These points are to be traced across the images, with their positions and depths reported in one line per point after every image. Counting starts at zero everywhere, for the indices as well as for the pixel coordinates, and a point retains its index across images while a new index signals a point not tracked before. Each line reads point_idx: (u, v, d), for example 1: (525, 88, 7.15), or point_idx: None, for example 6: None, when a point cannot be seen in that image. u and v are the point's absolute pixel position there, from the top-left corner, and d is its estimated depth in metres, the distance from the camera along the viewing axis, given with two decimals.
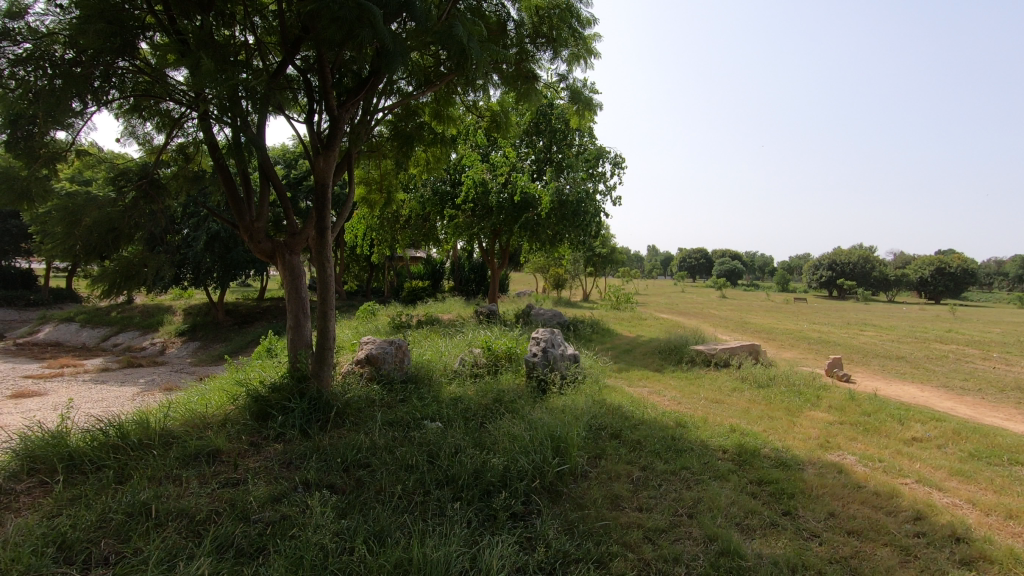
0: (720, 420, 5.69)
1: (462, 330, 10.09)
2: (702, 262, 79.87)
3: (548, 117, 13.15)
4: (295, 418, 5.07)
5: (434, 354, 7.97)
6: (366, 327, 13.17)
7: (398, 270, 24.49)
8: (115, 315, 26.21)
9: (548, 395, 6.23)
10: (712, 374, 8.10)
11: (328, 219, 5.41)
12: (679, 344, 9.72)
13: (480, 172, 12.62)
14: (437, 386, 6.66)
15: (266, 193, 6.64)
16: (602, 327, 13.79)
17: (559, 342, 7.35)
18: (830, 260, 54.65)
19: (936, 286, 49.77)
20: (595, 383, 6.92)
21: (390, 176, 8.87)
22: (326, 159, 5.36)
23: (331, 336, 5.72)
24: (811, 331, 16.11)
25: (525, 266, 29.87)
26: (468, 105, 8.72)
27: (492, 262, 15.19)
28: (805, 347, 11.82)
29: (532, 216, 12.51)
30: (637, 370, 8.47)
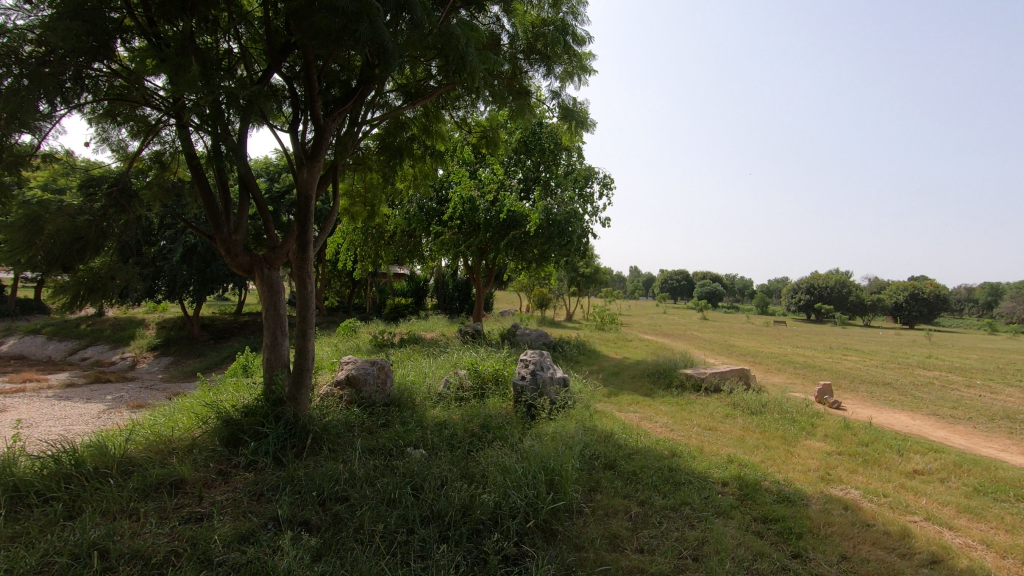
0: (716, 449, 5.49)
1: (446, 350, 9.78)
2: (684, 283, 80.59)
3: (537, 136, 13.07)
4: (268, 445, 4.72)
5: (417, 376, 7.67)
6: (347, 345, 12.78)
7: (380, 287, 24.08)
8: (84, 327, 25.29)
9: (537, 421, 5.96)
10: (703, 399, 7.91)
11: (310, 233, 5.14)
12: (668, 368, 9.55)
13: (467, 189, 12.44)
14: (420, 410, 6.36)
15: (246, 205, 6.34)
16: (588, 348, 13.59)
17: (548, 365, 7.10)
18: (809, 284, 55.47)
19: (911, 311, 50.75)
20: (585, 409, 6.67)
21: (376, 191, 8.62)
22: (310, 170, 5.10)
23: (310, 357, 5.39)
24: (795, 355, 16.09)
25: (510, 285, 29.68)
26: (458, 121, 8.55)
27: (477, 281, 14.95)
28: (792, 372, 11.74)
29: (519, 235, 12.34)
30: (626, 394, 8.26)
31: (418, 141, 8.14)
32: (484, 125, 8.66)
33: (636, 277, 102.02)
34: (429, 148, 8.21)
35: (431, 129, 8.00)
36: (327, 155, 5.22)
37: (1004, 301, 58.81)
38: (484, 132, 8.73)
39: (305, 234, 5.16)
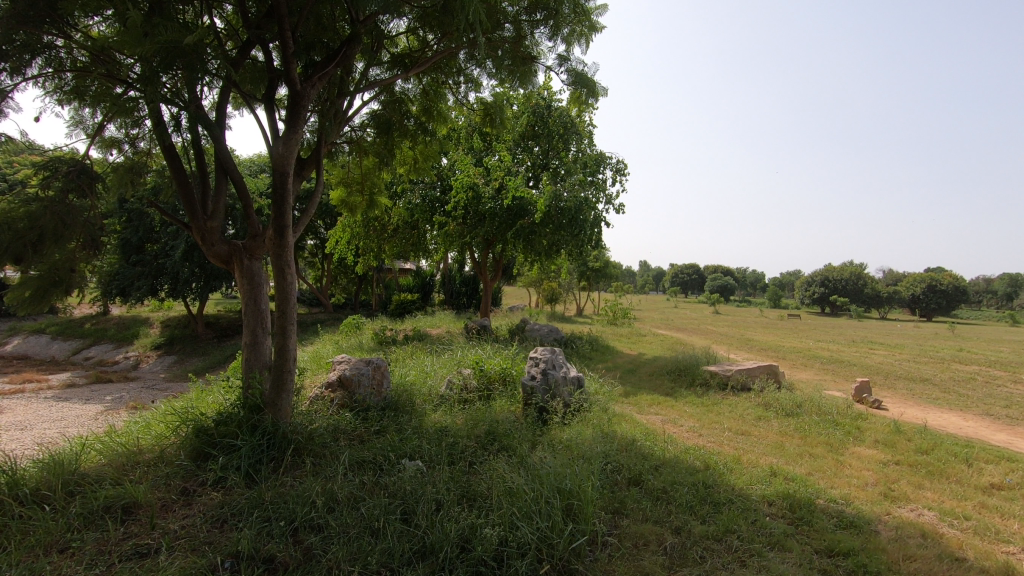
0: (755, 459, 4.81)
1: (451, 348, 9.14)
2: (695, 277, 79.46)
3: (544, 120, 12.39)
4: (241, 459, 4.13)
5: (418, 376, 7.04)
6: (348, 343, 12.16)
7: (386, 283, 23.50)
8: (89, 327, 24.96)
9: (550, 428, 5.30)
10: (731, 400, 7.20)
11: (288, 215, 4.50)
12: (689, 364, 8.86)
13: (471, 176, 11.76)
14: (419, 414, 5.73)
15: (223, 187, 5.69)
16: (601, 344, 12.90)
17: (561, 363, 6.42)
18: (823, 276, 54.24)
19: (928, 303, 49.51)
20: (603, 413, 5.98)
21: (373, 178, 7.94)
22: (286, 145, 4.47)
23: (292, 358, 4.76)
24: (818, 350, 15.32)
25: (518, 279, 29.01)
26: (459, 102, 7.86)
27: (483, 274, 14.32)
28: (820, 368, 10.99)
29: (527, 224, 11.65)
30: (645, 394, 7.61)
31: (416, 125, 7.45)
32: (488, 103, 7.91)
33: (646, 271, 100.63)
34: (428, 132, 7.53)
35: (431, 110, 7.32)
36: (305, 128, 4.58)
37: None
38: (487, 112, 8.00)
39: (284, 218, 4.51)
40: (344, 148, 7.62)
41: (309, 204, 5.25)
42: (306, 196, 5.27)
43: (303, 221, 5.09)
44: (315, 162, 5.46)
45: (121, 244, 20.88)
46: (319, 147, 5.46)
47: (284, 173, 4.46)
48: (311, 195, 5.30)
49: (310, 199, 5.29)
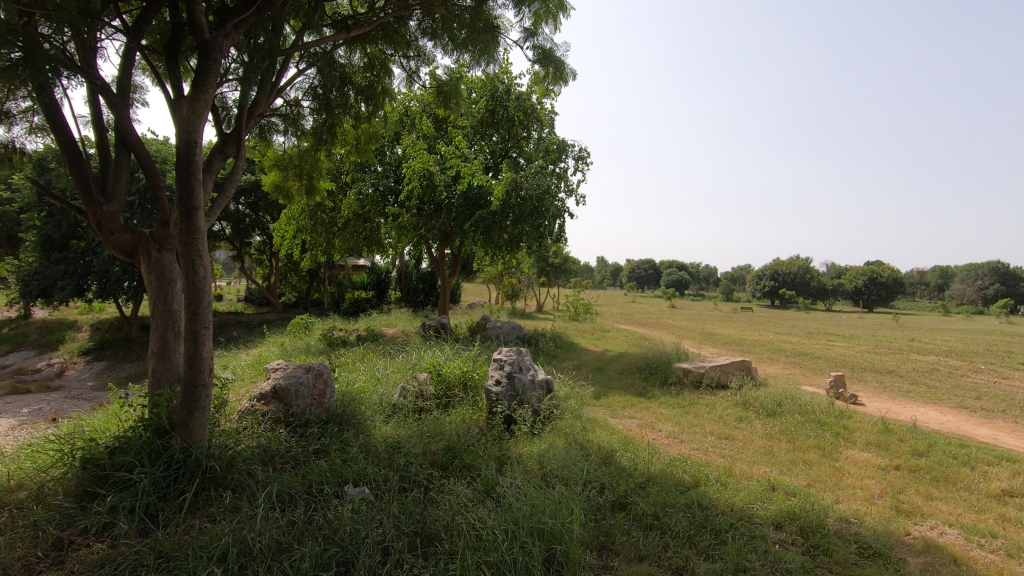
0: (748, 470, 4.31)
1: (407, 349, 8.38)
2: (651, 272, 80.63)
3: (502, 105, 11.72)
4: (137, 497, 3.32)
5: (367, 382, 6.27)
6: (294, 345, 11.17)
7: (337, 280, 22.34)
8: (7, 332, 22.72)
9: (518, 441, 4.66)
10: (708, 400, 6.76)
11: (196, 194, 3.63)
12: (660, 362, 8.41)
13: (424, 162, 10.90)
14: (367, 428, 5.00)
15: (124, 163, 4.71)
16: (565, 341, 12.38)
17: (528, 365, 5.77)
18: (773, 269, 55.81)
19: (870, 295, 51.62)
20: (576, 420, 5.39)
21: (312, 159, 7.07)
22: (191, 107, 3.58)
23: (208, 369, 3.91)
24: (779, 342, 15.30)
25: (478, 275, 28.32)
26: (410, 81, 7.09)
27: (441, 270, 13.56)
28: (787, 362, 10.80)
29: (486, 214, 11.00)
30: (617, 395, 7.08)
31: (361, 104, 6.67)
32: (440, 79, 7.10)
33: (602, 267, 101.71)
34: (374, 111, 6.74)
35: (376, 90, 6.54)
36: (216, 87, 3.71)
37: (956, 280, 60.57)
38: (439, 90, 7.21)
39: (192, 198, 3.65)
40: (278, 125, 6.73)
41: (228, 183, 4.37)
42: (224, 175, 4.41)
43: (220, 203, 4.22)
44: (236, 134, 4.58)
45: (41, 240, 19.00)
46: (241, 118, 4.60)
47: (191, 143, 3.58)
48: (230, 173, 4.44)
49: (230, 178, 4.43)
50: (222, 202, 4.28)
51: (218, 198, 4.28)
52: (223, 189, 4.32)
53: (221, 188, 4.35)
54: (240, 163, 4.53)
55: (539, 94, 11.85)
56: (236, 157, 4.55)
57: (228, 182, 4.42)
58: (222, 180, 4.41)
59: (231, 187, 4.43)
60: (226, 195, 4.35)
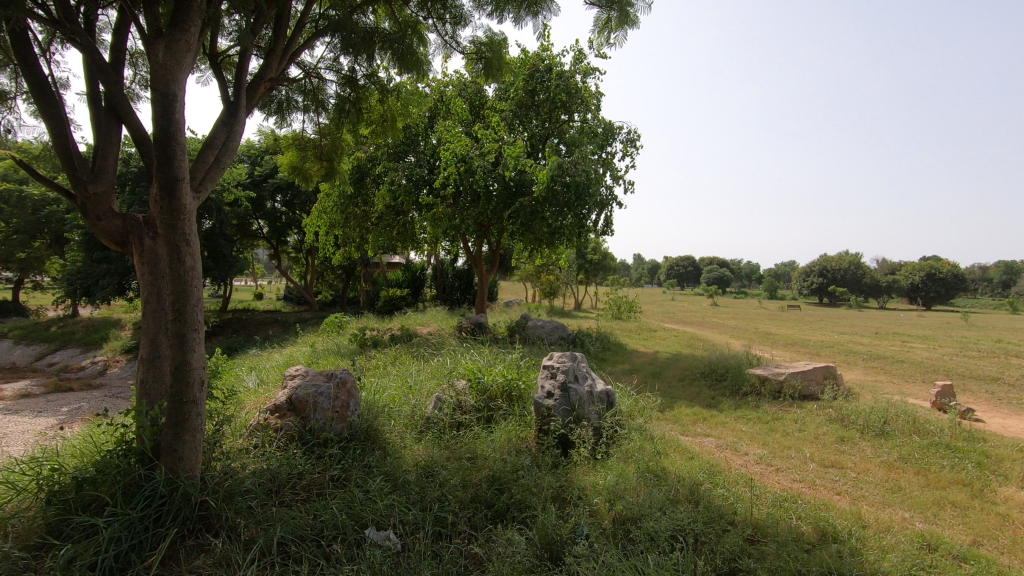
0: (882, 515, 3.34)
1: (442, 351, 7.58)
2: (691, 270, 78.25)
3: (543, 86, 10.84)
4: (102, 547, 2.59)
5: (399, 391, 5.49)
6: (325, 346, 10.53)
7: (372, 278, 21.90)
8: (55, 330, 23.02)
9: (576, 471, 3.80)
10: (795, 414, 5.70)
11: (179, 161, 2.87)
12: (728, 368, 7.36)
13: (461, 148, 10.07)
14: (397, 450, 4.22)
15: (111, 136, 4.00)
16: (612, 342, 11.41)
17: (585, 373, 4.86)
18: (822, 265, 53.10)
19: (928, 292, 48.33)
20: (644, 440, 4.48)
21: (336, 140, 6.51)
22: (168, 49, 2.82)
23: (198, 382, 3.15)
24: (846, 344, 13.90)
25: (514, 272, 27.50)
26: (446, 51, 6.30)
27: (478, 266, 12.75)
28: (866, 366, 9.56)
29: (528, 202, 10.16)
30: (684, 407, 6.11)
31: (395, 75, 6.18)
32: (478, 42, 6.19)
33: (640, 265, 99.58)
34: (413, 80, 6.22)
35: (414, 59, 5.88)
36: (199, 28, 2.95)
37: None
38: (478, 59, 6.32)
39: (174, 167, 2.88)
40: (297, 101, 6.21)
41: (223, 152, 3.58)
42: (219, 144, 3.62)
43: (211, 179, 3.46)
44: (237, 99, 3.84)
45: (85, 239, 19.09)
46: (241, 77, 3.90)
47: (170, 96, 2.82)
48: (226, 141, 3.64)
49: (227, 148, 3.64)
50: (214, 175, 3.51)
51: (210, 170, 3.50)
52: (217, 160, 3.54)
53: (216, 160, 3.58)
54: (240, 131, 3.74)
55: (583, 74, 10.93)
56: (236, 124, 3.77)
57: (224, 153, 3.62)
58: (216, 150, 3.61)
59: (229, 159, 3.65)
60: (222, 168, 3.56)
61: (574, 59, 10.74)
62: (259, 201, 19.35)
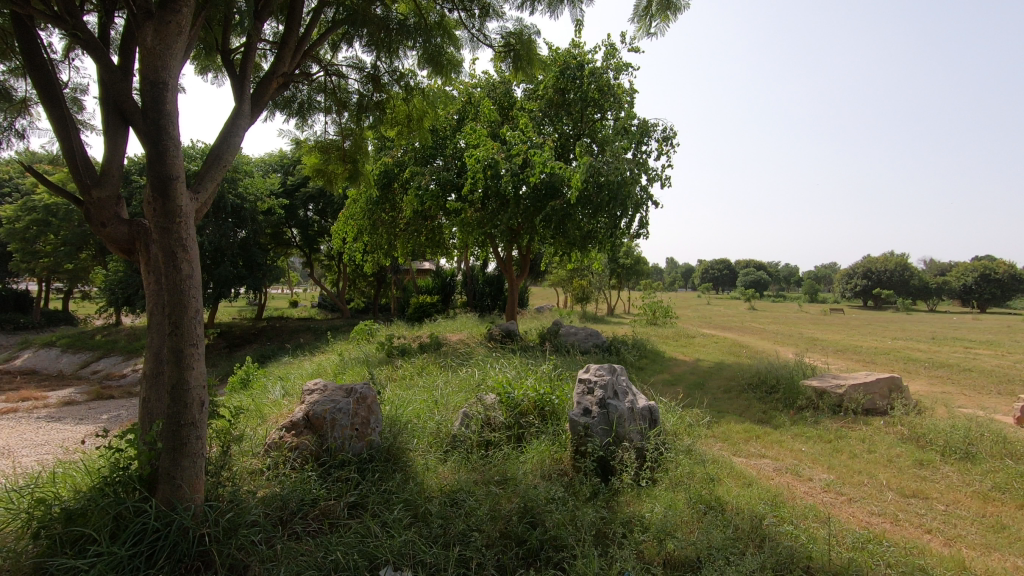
0: (991, 564, 2.81)
1: (471, 361, 7.23)
2: (726, 273, 76.20)
3: (573, 84, 10.44)
4: None
5: (424, 406, 5.15)
6: (353, 355, 10.31)
7: (403, 285, 21.79)
8: (99, 338, 23.64)
9: (618, 501, 3.37)
10: (861, 432, 5.12)
11: (171, 157, 2.60)
12: (779, 379, 6.77)
13: (489, 149, 9.76)
14: (420, 473, 3.86)
15: (117, 138, 3.76)
16: (649, 349, 10.86)
17: (625, 388, 4.42)
18: (866, 267, 50.85)
19: (982, 293, 45.61)
20: (693, 463, 4.01)
21: (359, 142, 6.26)
22: (157, 32, 2.55)
23: (197, 403, 2.85)
24: (902, 350, 12.96)
25: (545, 277, 27.08)
26: (473, 46, 5.97)
27: (508, 271, 12.39)
28: (929, 376, 8.78)
29: (559, 205, 9.77)
30: (733, 422, 5.58)
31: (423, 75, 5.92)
32: (507, 34, 5.81)
33: (673, 269, 97.68)
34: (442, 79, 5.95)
35: (441, 56, 5.60)
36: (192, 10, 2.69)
37: None
38: (508, 53, 5.95)
39: (166, 164, 2.61)
40: (318, 101, 5.99)
41: (224, 148, 3.30)
42: (221, 140, 3.34)
43: (211, 179, 3.18)
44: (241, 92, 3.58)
45: None
46: (246, 70, 3.66)
47: (159, 85, 2.56)
48: (229, 136, 3.36)
49: (229, 144, 3.36)
50: (214, 173, 3.23)
51: (210, 167, 3.22)
52: (217, 157, 3.26)
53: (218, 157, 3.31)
54: (244, 126, 3.46)
55: (615, 70, 10.49)
56: (241, 118, 3.49)
57: (226, 149, 3.34)
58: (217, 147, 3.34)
59: (231, 155, 3.36)
60: (223, 166, 3.29)
61: (606, 55, 10.31)
62: (291, 209, 19.53)
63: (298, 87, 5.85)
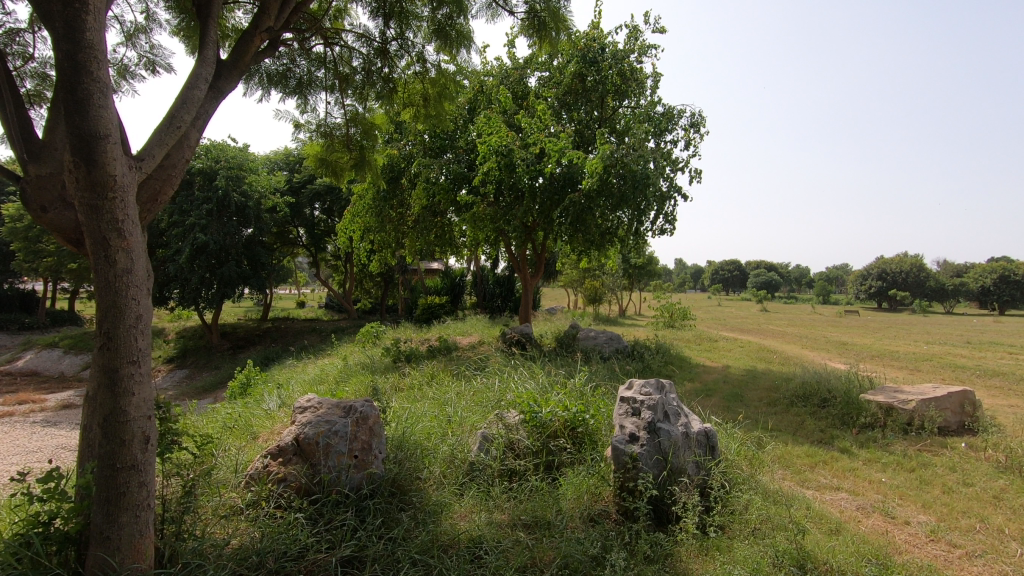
0: None
1: (486, 369, 6.53)
2: (737, 274, 75.03)
3: (591, 69, 9.76)
4: None
5: (438, 424, 4.45)
6: (358, 359, 9.62)
7: (410, 285, 21.17)
8: None
9: (681, 559, 2.68)
10: (947, 460, 4.37)
11: (93, 105, 1.93)
12: (833, 391, 6.03)
13: (503, 138, 9.07)
14: (430, 514, 3.17)
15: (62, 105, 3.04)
16: (673, 354, 10.11)
17: (673, 405, 3.69)
18: (881, 267, 49.57)
19: (1001, 295, 43.87)
20: (765, 501, 3.29)
21: (367, 128, 5.55)
22: None
23: (141, 437, 2.16)
24: (940, 356, 12.12)
25: (557, 277, 26.34)
26: (493, 13, 5.22)
27: (522, 271, 11.69)
28: (986, 386, 7.99)
29: (578, 199, 9.06)
30: (792, 444, 4.85)
31: (438, 52, 5.17)
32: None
33: (683, 270, 96.48)
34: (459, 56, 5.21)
35: (452, 27, 4.89)
36: None
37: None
38: (532, 19, 5.23)
39: (86, 118, 1.94)
40: (319, 78, 5.29)
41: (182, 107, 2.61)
42: (176, 97, 2.65)
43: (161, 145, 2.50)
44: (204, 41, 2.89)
45: None
46: (210, 21, 2.99)
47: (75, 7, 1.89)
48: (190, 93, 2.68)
49: (186, 101, 2.66)
50: (167, 138, 2.54)
51: (162, 131, 2.53)
52: (173, 118, 2.57)
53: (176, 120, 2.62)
54: (205, 79, 2.76)
55: (639, 53, 9.76)
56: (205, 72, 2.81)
57: (182, 108, 2.66)
58: (172, 106, 2.65)
59: (190, 116, 2.68)
60: (178, 128, 2.60)
61: (628, 36, 9.58)
62: (297, 208, 18.96)
63: (296, 60, 5.14)
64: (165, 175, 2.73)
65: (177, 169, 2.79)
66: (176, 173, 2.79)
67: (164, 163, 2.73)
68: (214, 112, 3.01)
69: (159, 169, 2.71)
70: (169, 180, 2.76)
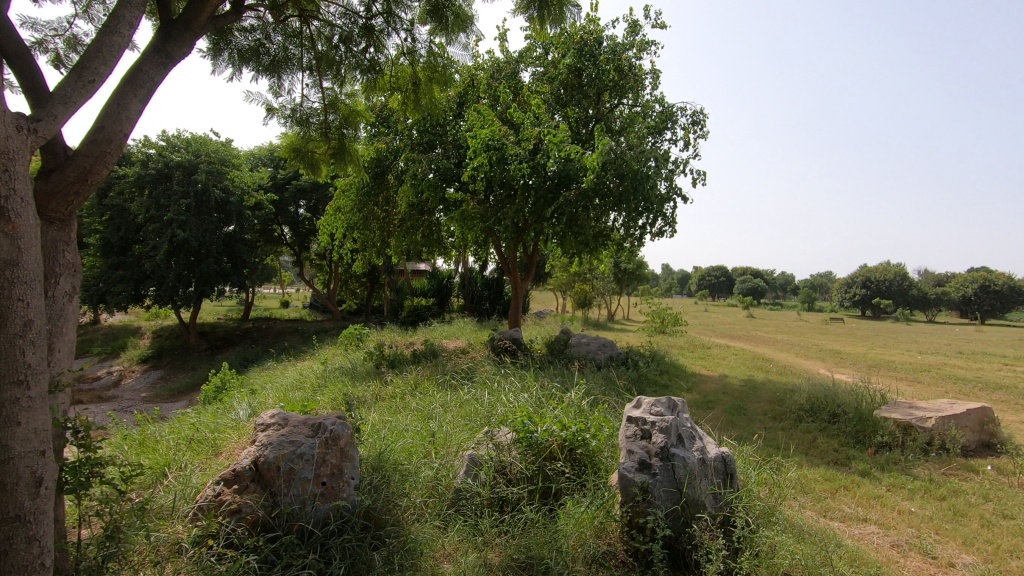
0: None
1: (475, 379, 6.07)
2: (723, 280, 75.23)
3: (587, 64, 9.36)
4: None
5: (421, 442, 3.98)
6: (338, 364, 9.09)
7: (396, 286, 20.64)
8: None
9: None
10: (979, 487, 4.01)
11: None
12: (844, 406, 5.66)
13: (495, 132, 8.62)
14: (406, 556, 2.70)
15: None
16: (667, 361, 9.73)
17: (687, 426, 3.26)
18: (865, 275, 49.80)
19: (981, 305, 44.00)
20: (794, 543, 2.86)
21: (347, 114, 5.06)
22: None
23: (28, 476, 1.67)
24: (935, 366, 11.88)
25: (546, 280, 25.90)
26: None
27: (512, 273, 11.24)
28: (992, 400, 7.67)
29: (573, 197, 8.62)
30: (808, 466, 4.45)
31: (431, 36, 4.72)
32: None
33: (670, 275, 96.69)
34: (454, 42, 4.75)
35: (447, 8, 4.45)
36: None
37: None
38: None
39: None
40: (295, 57, 4.81)
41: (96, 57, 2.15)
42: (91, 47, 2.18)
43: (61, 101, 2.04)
44: None
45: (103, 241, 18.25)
46: None
47: None
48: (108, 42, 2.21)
49: (102, 51, 2.19)
50: (74, 94, 2.08)
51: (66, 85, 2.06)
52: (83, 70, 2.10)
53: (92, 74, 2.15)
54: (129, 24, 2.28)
55: (638, 49, 9.40)
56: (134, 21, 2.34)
57: (99, 60, 2.19)
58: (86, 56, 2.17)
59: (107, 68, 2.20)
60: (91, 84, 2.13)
61: (627, 31, 9.21)
62: (281, 205, 18.32)
63: (270, 36, 4.66)
64: (99, 152, 2.25)
65: (114, 145, 2.31)
66: (113, 150, 2.31)
67: (97, 137, 2.25)
68: (161, 79, 2.55)
69: (89, 144, 2.23)
70: (103, 159, 2.28)
